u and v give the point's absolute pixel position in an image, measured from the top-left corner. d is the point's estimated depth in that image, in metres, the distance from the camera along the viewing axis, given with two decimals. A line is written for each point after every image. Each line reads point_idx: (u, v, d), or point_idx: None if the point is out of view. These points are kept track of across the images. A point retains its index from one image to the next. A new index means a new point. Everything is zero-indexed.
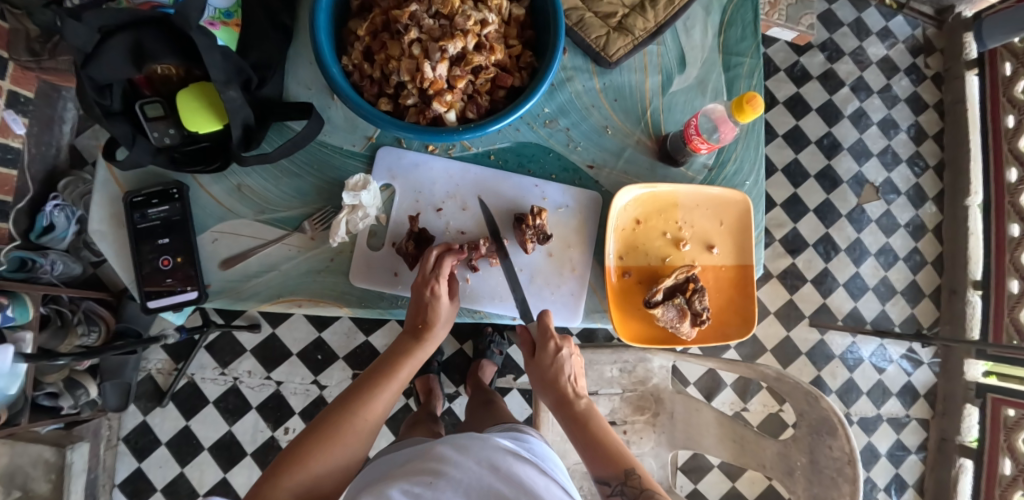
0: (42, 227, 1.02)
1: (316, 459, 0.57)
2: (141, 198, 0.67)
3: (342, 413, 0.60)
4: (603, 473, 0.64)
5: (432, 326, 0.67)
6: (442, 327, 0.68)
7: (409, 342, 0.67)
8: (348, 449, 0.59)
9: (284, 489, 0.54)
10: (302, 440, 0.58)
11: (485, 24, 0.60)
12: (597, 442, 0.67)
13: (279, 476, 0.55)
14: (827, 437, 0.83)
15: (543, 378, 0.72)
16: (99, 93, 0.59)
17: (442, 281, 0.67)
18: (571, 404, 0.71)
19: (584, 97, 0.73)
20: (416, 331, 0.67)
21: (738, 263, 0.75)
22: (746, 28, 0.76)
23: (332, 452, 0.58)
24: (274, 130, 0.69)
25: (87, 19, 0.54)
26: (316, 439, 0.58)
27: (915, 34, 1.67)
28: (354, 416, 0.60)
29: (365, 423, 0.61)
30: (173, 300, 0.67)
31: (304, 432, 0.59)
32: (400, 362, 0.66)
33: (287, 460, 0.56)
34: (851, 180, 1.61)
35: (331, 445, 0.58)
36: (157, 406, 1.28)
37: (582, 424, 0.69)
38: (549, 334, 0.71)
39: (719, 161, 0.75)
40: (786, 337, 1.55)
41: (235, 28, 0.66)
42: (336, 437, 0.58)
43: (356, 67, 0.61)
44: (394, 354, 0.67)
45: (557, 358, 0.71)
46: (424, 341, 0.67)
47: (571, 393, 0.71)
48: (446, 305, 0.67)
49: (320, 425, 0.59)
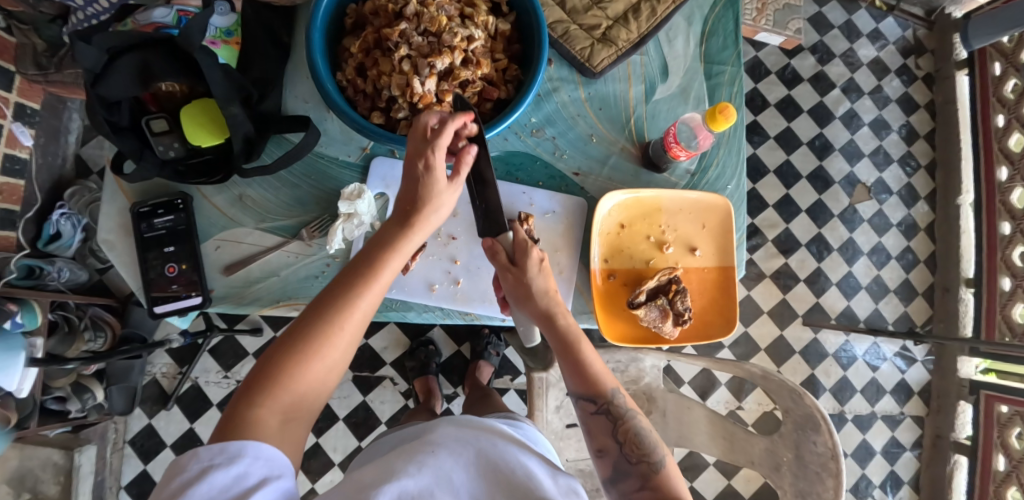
0: (49, 235, 1.06)
1: (294, 378, 0.50)
2: (148, 209, 0.70)
3: (318, 323, 0.51)
4: (585, 393, 0.63)
5: (422, 210, 0.56)
6: (436, 215, 0.58)
7: (393, 230, 0.56)
8: (331, 360, 0.52)
9: (266, 411, 0.48)
10: (274, 356, 0.50)
11: (473, 40, 0.63)
12: (582, 366, 0.63)
13: (256, 397, 0.48)
14: (811, 433, 0.86)
15: (521, 294, 0.63)
16: (108, 110, 0.63)
17: (441, 139, 0.55)
18: (555, 321, 0.63)
19: (570, 107, 0.76)
20: (404, 220, 0.56)
21: (720, 265, 0.78)
22: (727, 37, 0.78)
23: (310, 365, 0.50)
24: (274, 142, 0.72)
25: (96, 42, 0.58)
26: (294, 355, 0.50)
27: (905, 35, 1.70)
28: (329, 320, 0.51)
29: (345, 333, 0.52)
30: (179, 305, 0.70)
31: (275, 346, 0.51)
32: (384, 256, 0.55)
33: (260, 383, 0.49)
34: (842, 180, 1.64)
35: (311, 359, 0.51)
36: (162, 409, 1.31)
37: (569, 348, 0.63)
38: (527, 250, 0.63)
39: (701, 167, 0.77)
40: (780, 336, 1.57)
41: (234, 45, 0.72)
42: (314, 350, 0.51)
43: (350, 82, 0.65)
44: (375, 246, 0.56)
45: (542, 271, 0.62)
46: (412, 229, 0.57)
47: (553, 308, 0.63)
48: (443, 184, 0.56)
49: (293, 337, 0.51)
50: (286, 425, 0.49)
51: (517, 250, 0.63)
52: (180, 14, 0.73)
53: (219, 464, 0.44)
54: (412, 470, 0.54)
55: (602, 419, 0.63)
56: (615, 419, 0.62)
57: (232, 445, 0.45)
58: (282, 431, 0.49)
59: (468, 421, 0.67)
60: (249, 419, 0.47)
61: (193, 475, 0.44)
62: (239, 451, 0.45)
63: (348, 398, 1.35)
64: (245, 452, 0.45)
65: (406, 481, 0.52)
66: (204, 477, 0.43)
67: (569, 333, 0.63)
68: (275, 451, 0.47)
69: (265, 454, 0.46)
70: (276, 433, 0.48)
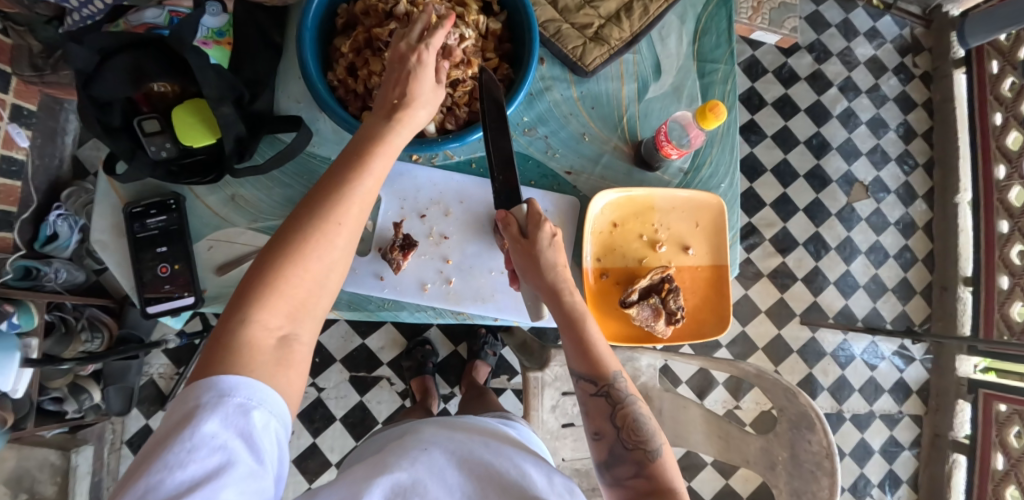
0: (46, 236, 1.05)
1: (290, 281, 0.45)
2: (140, 209, 0.70)
3: (308, 220, 0.46)
4: (586, 372, 0.62)
5: (411, 103, 0.53)
6: (423, 110, 0.54)
7: (378, 124, 0.52)
8: (329, 259, 0.47)
9: (264, 327, 0.44)
10: (265, 262, 0.45)
11: (464, 39, 0.63)
12: (584, 344, 0.61)
13: (250, 311, 0.43)
14: (806, 432, 0.86)
15: (534, 265, 0.63)
16: (101, 110, 0.63)
17: (429, 49, 0.53)
18: (562, 297, 0.62)
19: (563, 106, 0.76)
20: (390, 114, 0.52)
21: (713, 263, 0.78)
22: (721, 35, 0.78)
23: (307, 265, 0.46)
24: (266, 142, 0.72)
25: (87, 42, 0.59)
26: (284, 257, 0.45)
27: (903, 33, 1.70)
28: (319, 214, 0.46)
29: (341, 229, 0.47)
30: (171, 306, 0.70)
31: (264, 253, 0.46)
32: (370, 148, 0.50)
33: (252, 294, 0.44)
34: (840, 179, 1.64)
35: (307, 260, 0.46)
36: (160, 409, 1.31)
37: (574, 324, 0.62)
38: (540, 220, 0.63)
39: (694, 165, 0.77)
40: (778, 335, 1.57)
41: (226, 46, 0.72)
42: (307, 251, 0.46)
43: (341, 81, 0.65)
44: (359, 139, 0.51)
45: (553, 244, 0.63)
46: (399, 124, 0.52)
47: (559, 284, 0.62)
48: (431, 81, 0.54)
49: (284, 239, 0.46)
50: (286, 343, 0.45)
51: (531, 219, 0.64)
52: (173, 14, 0.73)
53: (207, 405, 0.39)
54: (405, 464, 0.54)
55: (601, 401, 0.61)
56: (615, 402, 0.61)
57: (222, 382, 0.41)
58: (284, 345, 0.45)
59: (464, 420, 0.68)
60: (245, 338, 0.43)
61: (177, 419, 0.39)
62: (229, 390, 0.40)
63: (344, 398, 1.35)
64: (236, 391, 0.41)
65: (399, 474, 0.52)
66: (188, 422, 0.39)
67: (575, 310, 0.62)
68: (269, 395, 0.42)
69: (256, 393, 0.42)
70: (274, 354, 0.44)
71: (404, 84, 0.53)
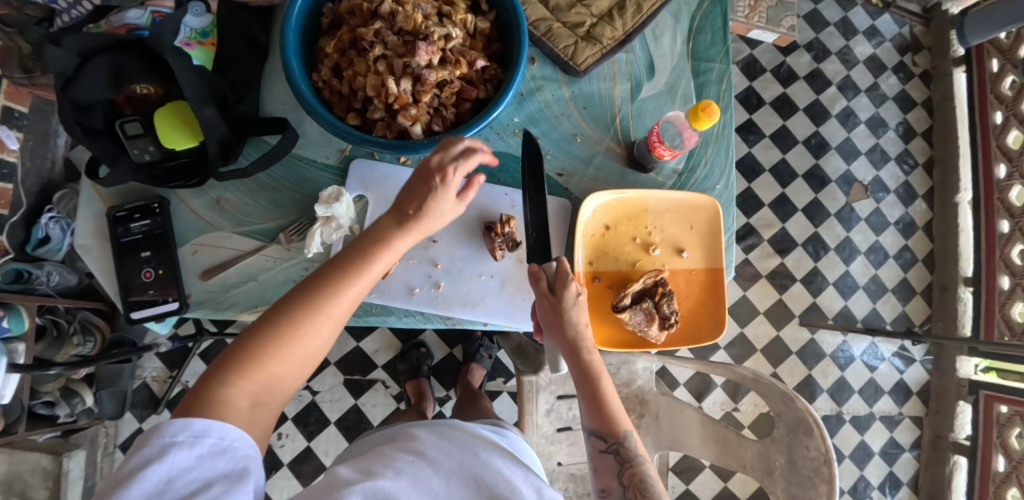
0: (38, 239, 0.99)
1: (274, 360, 0.48)
2: (124, 213, 0.68)
3: (303, 306, 0.49)
4: (599, 428, 0.64)
5: (424, 217, 0.55)
6: (434, 222, 0.56)
7: (389, 227, 0.54)
8: (312, 345, 0.50)
9: (238, 394, 0.46)
10: (255, 334, 0.48)
11: (450, 38, 0.61)
12: (600, 400, 0.64)
13: (231, 377, 0.46)
14: (804, 438, 0.84)
15: (557, 322, 0.65)
16: (81, 113, 0.61)
17: (460, 170, 0.55)
18: (581, 353, 0.65)
19: (554, 107, 0.74)
20: (401, 219, 0.54)
21: (708, 267, 0.76)
22: (715, 34, 0.77)
23: (293, 350, 0.49)
24: (251, 145, 0.71)
25: (66, 44, 0.57)
26: (277, 338, 0.48)
27: (902, 32, 1.68)
28: (319, 311, 0.49)
29: (331, 320, 0.50)
30: (156, 311, 0.68)
31: (256, 324, 0.49)
32: (375, 250, 0.53)
33: (237, 362, 0.47)
34: (839, 179, 1.62)
35: (293, 343, 0.49)
36: (153, 413, 1.30)
37: (591, 378, 0.64)
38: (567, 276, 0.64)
39: (689, 166, 0.76)
40: (777, 337, 1.56)
41: (210, 47, 0.71)
42: (297, 334, 0.49)
43: (326, 83, 0.64)
44: (368, 237, 0.54)
45: (577, 303, 0.64)
46: (409, 230, 0.55)
47: (581, 341, 0.65)
48: (448, 202, 0.56)
49: (277, 318, 0.49)
50: (257, 409, 0.47)
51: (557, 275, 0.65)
52: (154, 14, 0.72)
53: (180, 444, 0.42)
54: (390, 472, 0.52)
55: (610, 458, 0.62)
56: (623, 460, 0.62)
57: (193, 424, 0.43)
58: (252, 413, 0.47)
59: (456, 427, 0.66)
60: (218, 399, 0.45)
61: (150, 454, 0.41)
62: (201, 431, 0.43)
63: (339, 402, 1.34)
64: (208, 432, 0.43)
65: (383, 481, 0.50)
66: (162, 456, 0.41)
67: (593, 366, 0.64)
68: (239, 432, 0.45)
69: (230, 434, 0.44)
70: (246, 417, 0.46)
71: (421, 198, 0.55)
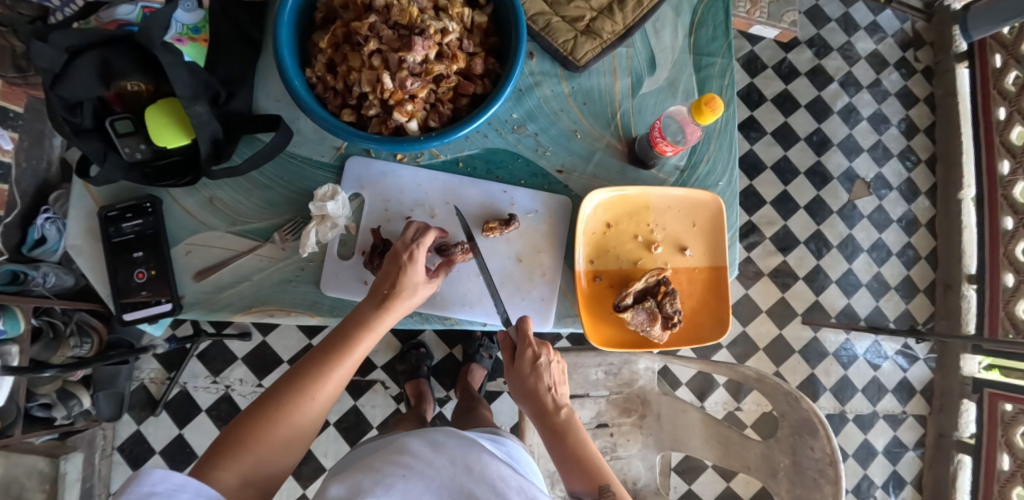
0: (34, 240, 0.96)
1: (263, 440, 0.52)
2: (115, 213, 0.67)
3: (291, 389, 0.55)
4: (578, 487, 0.65)
5: (400, 295, 0.62)
6: (410, 298, 0.63)
7: (369, 309, 0.62)
8: (299, 425, 0.55)
9: (228, 474, 0.49)
10: (245, 420, 0.53)
11: (447, 33, 0.60)
12: (576, 458, 0.66)
13: (222, 460, 0.50)
14: (809, 438, 0.83)
15: (521, 388, 0.72)
16: (69, 110, 0.60)
17: (421, 247, 0.65)
18: (551, 416, 0.70)
19: (553, 102, 0.73)
20: (381, 299, 0.62)
21: (711, 265, 0.75)
22: (717, 28, 0.76)
23: (279, 429, 0.53)
24: (244, 142, 0.70)
25: (53, 40, 0.55)
26: (266, 417, 0.53)
27: (903, 27, 1.67)
28: (304, 390, 0.55)
29: (316, 400, 0.56)
30: (149, 313, 0.67)
31: (247, 410, 0.54)
32: (358, 333, 0.60)
33: (228, 445, 0.51)
34: (841, 176, 1.61)
35: (281, 423, 0.53)
36: (151, 415, 1.29)
37: (561, 438, 0.68)
38: (527, 340, 0.71)
39: (691, 162, 0.75)
40: (779, 336, 1.54)
41: (202, 43, 0.69)
42: (285, 411, 0.54)
43: (320, 79, 0.62)
44: (351, 323, 0.61)
45: (536, 367, 0.71)
46: (387, 310, 0.62)
47: (546, 403, 0.70)
48: (419, 276, 0.64)
49: (266, 403, 0.54)
50: (245, 488, 0.50)
51: (518, 337, 0.71)
52: (145, 10, 0.71)
53: (157, 494, 0.43)
54: (379, 491, 0.52)
55: None
56: None
57: (172, 478, 0.44)
58: (239, 492, 0.50)
59: (451, 435, 0.64)
60: (209, 479, 0.49)
61: None
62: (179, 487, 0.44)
63: (338, 403, 1.33)
64: (185, 487, 0.44)
65: None
66: None
67: (563, 425, 0.69)
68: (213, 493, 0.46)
69: (204, 492, 0.45)
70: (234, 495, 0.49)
71: (396, 278, 0.63)
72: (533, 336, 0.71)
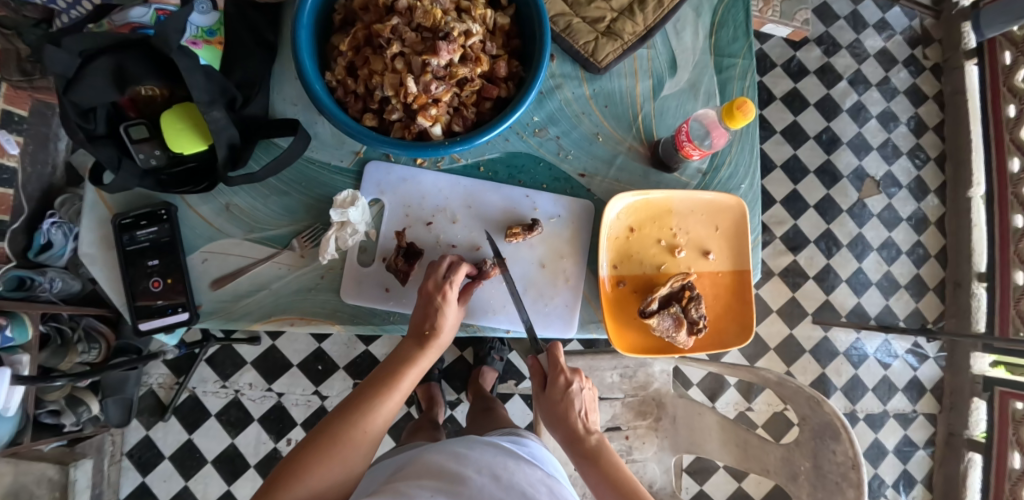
0: (40, 245, 0.93)
1: (317, 474, 0.54)
2: (130, 220, 0.66)
3: (342, 423, 0.57)
4: None
5: (438, 333, 0.64)
6: (447, 336, 0.66)
7: (411, 348, 0.64)
8: (349, 461, 0.57)
9: None
10: (301, 452, 0.55)
11: (471, 35, 0.59)
12: (610, 480, 0.66)
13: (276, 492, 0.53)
14: (830, 442, 0.81)
15: (552, 415, 0.71)
16: (82, 117, 0.58)
17: (453, 286, 0.65)
18: (582, 441, 0.70)
19: (575, 105, 0.72)
20: (421, 338, 0.64)
21: (734, 268, 0.74)
22: (738, 28, 0.74)
23: (332, 466, 0.55)
24: (261, 147, 0.69)
25: (67, 45, 0.52)
26: (314, 453, 0.55)
27: (912, 24, 1.65)
28: (354, 427, 0.57)
29: (364, 438, 0.58)
30: (164, 322, 0.66)
31: (298, 446, 0.56)
32: (401, 371, 0.62)
33: (285, 473, 0.54)
34: (851, 174, 1.60)
35: (332, 457, 0.55)
36: (160, 420, 1.28)
37: (594, 461, 0.68)
38: (559, 367, 0.72)
39: (713, 166, 0.74)
40: (790, 335, 1.53)
41: (217, 46, 0.68)
42: (335, 453, 0.56)
43: (340, 83, 0.61)
44: (394, 361, 0.63)
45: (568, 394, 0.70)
46: (428, 348, 0.64)
47: (578, 429, 0.70)
48: (453, 313, 0.66)
49: (318, 436, 0.56)
50: None
51: (549, 364, 0.72)
52: (158, 13, 0.70)
53: None
54: None
55: None
56: None
57: None
58: None
59: (472, 445, 0.63)
60: None
61: None
62: None
63: None
64: None
65: None
66: None
67: (596, 449, 0.69)
68: None
69: None
70: None
71: (433, 316, 0.65)
72: (565, 363, 0.72)
